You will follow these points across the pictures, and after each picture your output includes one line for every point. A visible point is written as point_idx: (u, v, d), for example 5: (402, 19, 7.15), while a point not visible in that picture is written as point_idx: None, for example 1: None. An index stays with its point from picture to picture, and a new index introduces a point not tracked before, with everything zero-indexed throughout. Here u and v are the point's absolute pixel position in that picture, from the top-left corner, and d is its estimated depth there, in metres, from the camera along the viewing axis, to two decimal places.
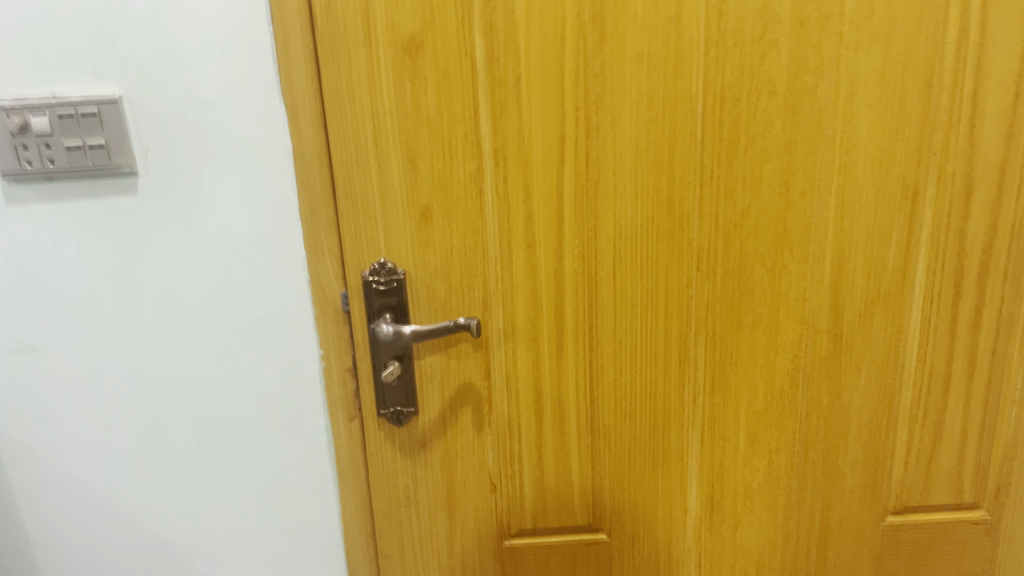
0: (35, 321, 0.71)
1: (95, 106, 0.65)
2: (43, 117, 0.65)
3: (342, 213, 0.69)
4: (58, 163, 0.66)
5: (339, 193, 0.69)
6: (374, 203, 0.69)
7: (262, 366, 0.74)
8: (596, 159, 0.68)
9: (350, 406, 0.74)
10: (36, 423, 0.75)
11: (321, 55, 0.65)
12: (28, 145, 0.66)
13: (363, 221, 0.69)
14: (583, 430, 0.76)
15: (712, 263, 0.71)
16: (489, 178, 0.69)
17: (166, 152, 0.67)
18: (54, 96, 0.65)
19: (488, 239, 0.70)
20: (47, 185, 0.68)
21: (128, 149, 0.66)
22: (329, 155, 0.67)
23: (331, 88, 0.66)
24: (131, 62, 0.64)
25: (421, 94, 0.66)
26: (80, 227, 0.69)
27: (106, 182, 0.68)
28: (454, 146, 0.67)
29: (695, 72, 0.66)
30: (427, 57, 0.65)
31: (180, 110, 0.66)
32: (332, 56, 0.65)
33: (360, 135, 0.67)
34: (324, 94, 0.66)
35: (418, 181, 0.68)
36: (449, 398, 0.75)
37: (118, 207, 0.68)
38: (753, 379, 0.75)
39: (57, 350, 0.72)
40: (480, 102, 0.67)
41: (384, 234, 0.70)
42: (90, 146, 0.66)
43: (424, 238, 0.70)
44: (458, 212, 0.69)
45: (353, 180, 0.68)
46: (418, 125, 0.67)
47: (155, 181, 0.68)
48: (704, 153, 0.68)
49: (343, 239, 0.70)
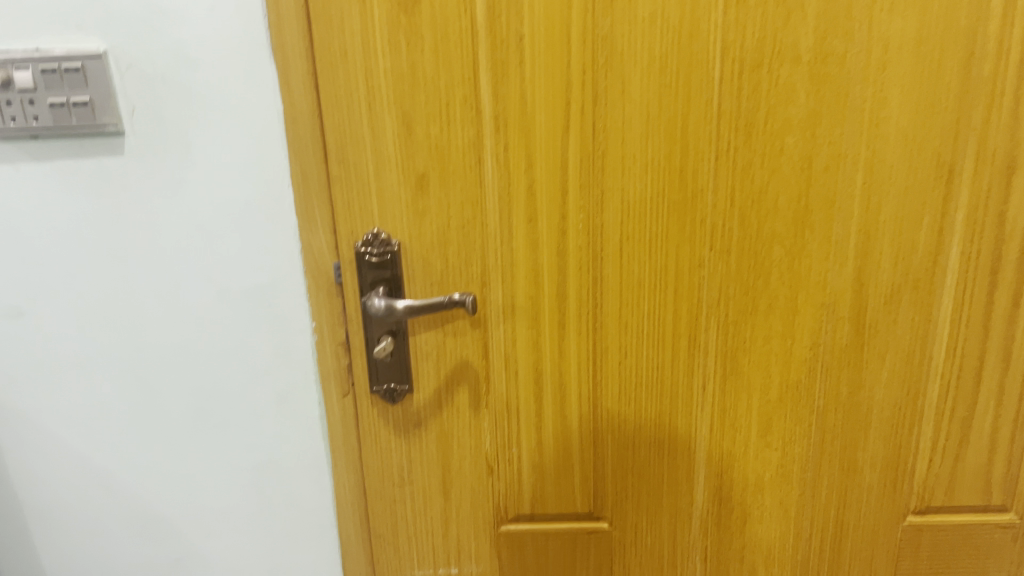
0: (23, 283, 0.70)
1: (79, 62, 0.62)
2: (26, 71, 0.62)
3: (334, 179, 0.66)
4: (42, 121, 0.64)
5: (331, 159, 0.65)
6: (368, 170, 0.65)
7: (253, 337, 0.72)
8: (603, 127, 0.64)
9: (344, 382, 0.72)
10: (24, 387, 0.74)
11: (313, 10, 0.61)
12: (11, 102, 0.64)
13: (356, 189, 0.66)
14: (586, 415, 0.72)
15: (728, 243, 0.67)
16: (489, 145, 0.65)
17: (154, 113, 0.65)
18: (38, 51, 0.62)
19: (487, 211, 0.66)
20: (34, 144, 0.66)
21: (114, 108, 0.64)
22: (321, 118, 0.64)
23: (323, 46, 0.62)
24: (115, 16, 0.62)
25: (417, 53, 0.62)
26: (68, 189, 0.67)
27: (93, 141, 0.66)
28: (452, 111, 0.63)
29: (713, 35, 0.61)
30: (424, 15, 0.61)
31: (166, 68, 0.63)
32: (324, 12, 0.61)
33: (353, 98, 0.63)
34: (316, 53, 0.62)
35: (413, 148, 0.64)
36: (445, 376, 0.71)
37: (106, 168, 0.67)
38: (761, 375, 0.71)
39: (45, 313, 0.71)
40: (480, 64, 0.62)
41: (377, 203, 0.66)
42: (75, 103, 0.64)
43: (420, 208, 0.66)
44: (455, 181, 0.66)
45: (345, 145, 0.65)
46: (414, 88, 0.63)
47: (143, 142, 0.66)
48: (721, 122, 0.64)
49: (336, 208, 0.67)
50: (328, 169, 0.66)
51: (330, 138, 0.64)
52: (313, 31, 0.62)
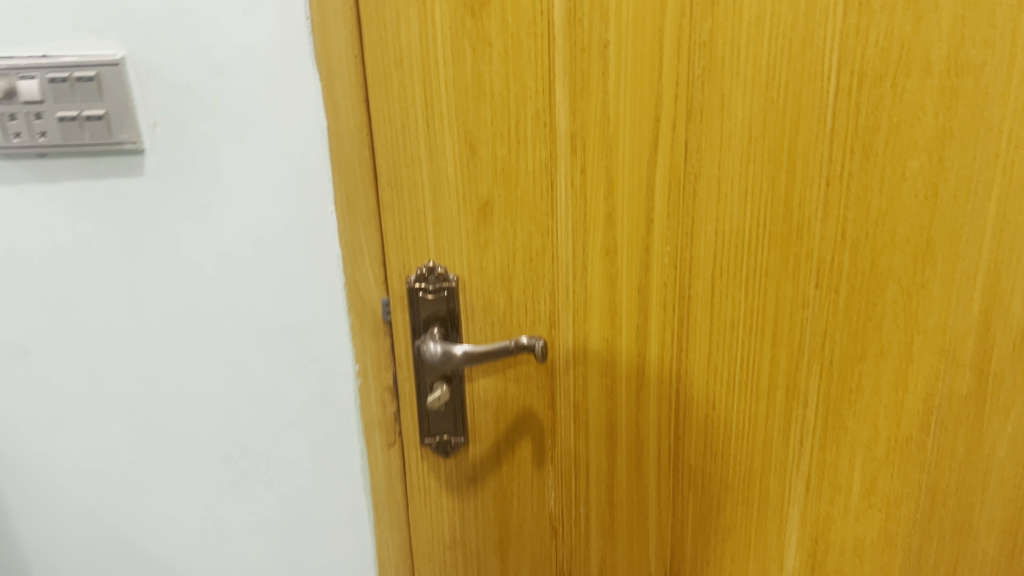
0: (30, 320, 0.62)
1: (93, 70, 0.54)
2: (32, 81, 0.54)
3: (385, 206, 0.57)
4: (50, 137, 0.56)
5: (382, 182, 0.57)
6: (423, 196, 0.57)
7: (287, 380, 0.64)
8: (697, 148, 0.55)
9: (390, 431, 0.64)
10: (31, 433, 0.66)
11: (364, 13, 0.52)
12: (15, 115, 0.55)
13: (409, 217, 0.58)
14: (664, 471, 0.64)
15: (836, 280, 0.58)
16: (563, 168, 0.56)
17: (178, 128, 0.56)
18: (45, 57, 0.54)
19: (558, 243, 0.58)
20: (41, 163, 0.58)
21: (133, 122, 0.56)
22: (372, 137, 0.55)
23: (375, 54, 0.53)
24: (133, 17, 0.53)
25: (484, 63, 0.53)
26: (79, 214, 0.59)
27: (108, 161, 0.57)
28: (522, 129, 0.55)
29: (829, 43, 0.52)
30: (493, 18, 0.52)
31: (193, 77, 0.54)
32: (376, 14, 0.52)
33: (408, 114, 0.54)
34: (367, 62, 0.53)
35: (477, 171, 0.56)
36: (505, 427, 0.63)
37: (123, 191, 0.58)
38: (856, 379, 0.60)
39: (54, 353, 0.63)
40: (556, 74, 0.53)
41: (433, 232, 0.58)
42: (88, 117, 0.55)
43: (483, 239, 0.58)
44: (523, 208, 0.57)
45: (399, 167, 0.56)
46: (479, 102, 0.54)
47: (166, 162, 0.57)
48: (834, 143, 0.54)
49: (386, 238, 0.58)
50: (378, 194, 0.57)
51: (382, 159, 0.56)
52: (364, 36, 0.53)
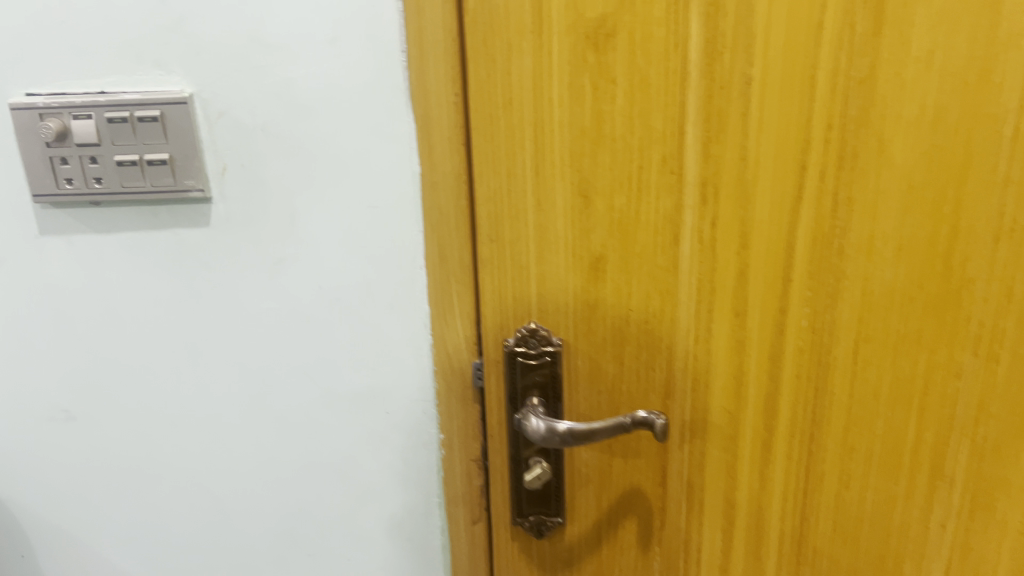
0: (77, 383, 0.56)
1: (157, 109, 0.48)
2: (88, 121, 0.48)
3: (482, 260, 0.50)
4: (105, 183, 0.49)
5: (481, 234, 0.50)
6: (527, 250, 0.50)
7: (362, 451, 0.57)
8: (847, 199, 0.46)
9: (474, 508, 0.57)
10: (77, 503, 0.60)
11: (471, 45, 0.45)
12: (66, 159, 0.49)
13: (511, 273, 0.50)
14: (787, 562, 0.55)
15: (1000, 348, 0.46)
16: (690, 220, 0.48)
17: (250, 173, 0.49)
18: (103, 94, 0.48)
19: (679, 304, 0.50)
20: (94, 211, 0.51)
21: (200, 167, 0.49)
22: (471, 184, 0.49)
23: (480, 92, 0.46)
24: (205, 49, 0.47)
25: (605, 102, 0.46)
26: (135, 268, 0.53)
27: (170, 209, 0.51)
28: (645, 177, 0.47)
29: (1012, 78, 0.41)
30: (620, 51, 0.45)
31: (270, 117, 0.48)
32: (484, 47, 0.45)
33: (515, 159, 0.48)
34: (471, 100, 0.47)
35: (591, 223, 0.49)
36: (608, 506, 0.56)
37: (185, 241, 0.52)
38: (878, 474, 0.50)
39: (103, 419, 0.57)
40: (689, 114, 0.46)
41: (536, 290, 0.51)
42: (149, 161, 0.49)
43: (592, 299, 0.50)
44: (641, 266, 0.49)
45: (501, 219, 0.49)
46: (597, 146, 0.47)
47: (234, 211, 0.50)
48: (1010, 190, 0.43)
49: (483, 295, 0.51)
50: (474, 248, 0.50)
51: (482, 209, 0.49)
52: (470, 72, 0.46)
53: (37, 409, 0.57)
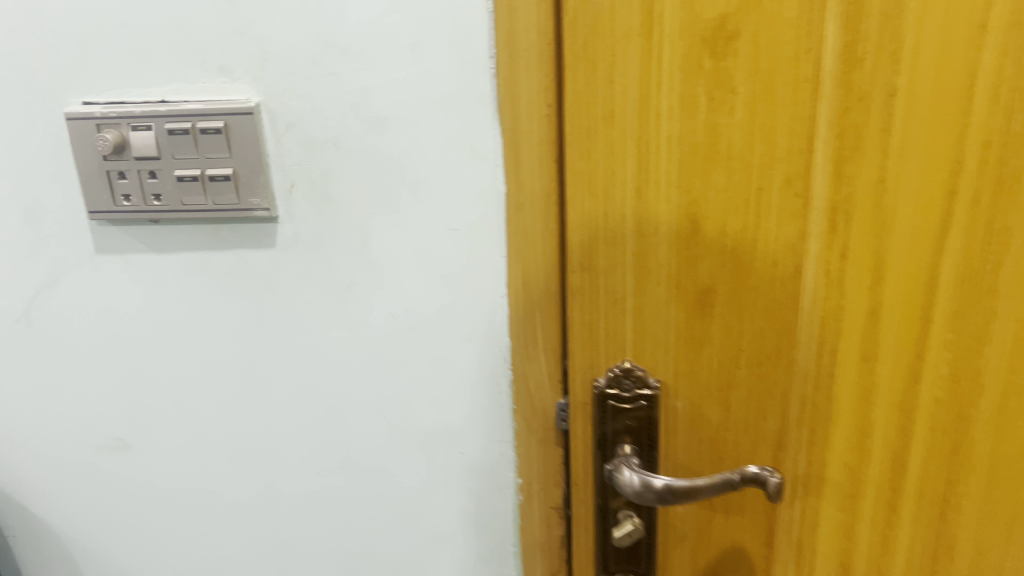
0: (131, 410, 0.52)
1: (221, 120, 0.43)
2: (147, 132, 0.44)
3: (572, 290, 0.45)
4: (164, 200, 0.45)
5: (572, 262, 0.44)
6: (624, 283, 0.44)
7: (432, 494, 0.52)
8: (1004, 229, 0.38)
9: (553, 560, 0.51)
10: (130, 535, 0.56)
11: (569, 50, 0.40)
12: (124, 173, 0.45)
13: (604, 306, 0.44)
14: None
15: None
16: (815, 251, 0.41)
17: (320, 191, 0.45)
18: (164, 103, 0.44)
19: (798, 344, 0.43)
20: (152, 230, 0.47)
21: (266, 184, 0.45)
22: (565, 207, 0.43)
23: (578, 103, 0.41)
24: (273, 54, 0.43)
25: (722, 115, 0.40)
26: (195, 291, 0.48)
27: (232, 229, 0.46)
28: (764, 201, 0.41)
29: None
30: (742, 55, 0.39)
31: (345, 129, 0.44)
32: (585, 52, 0.40)
33: (614, 179, 0.42)
34: (567, 112, 0.41)
35: (699, 252, 0.42)
36: (705, 566, 0.50)
37: (248, 263, 0.47)
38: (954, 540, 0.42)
39: (157, 450, 0.53)
40: (819, 129, 0.39)
41: (632, 325, 0.44)
42: (211, 177, 0.45)
43: (696, 338, 0.44)
44: (756, 301, 0.43)
45: (595, 246, 0.43)
46: (711, 164, 0.41)
47: (303, 231, 0.46)
48: None
49: (572, 330, 0.45)
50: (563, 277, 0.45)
51: (574, 234, 0.43)
52: (567, 81, 0.41)
53: (89, 438, 0.53)
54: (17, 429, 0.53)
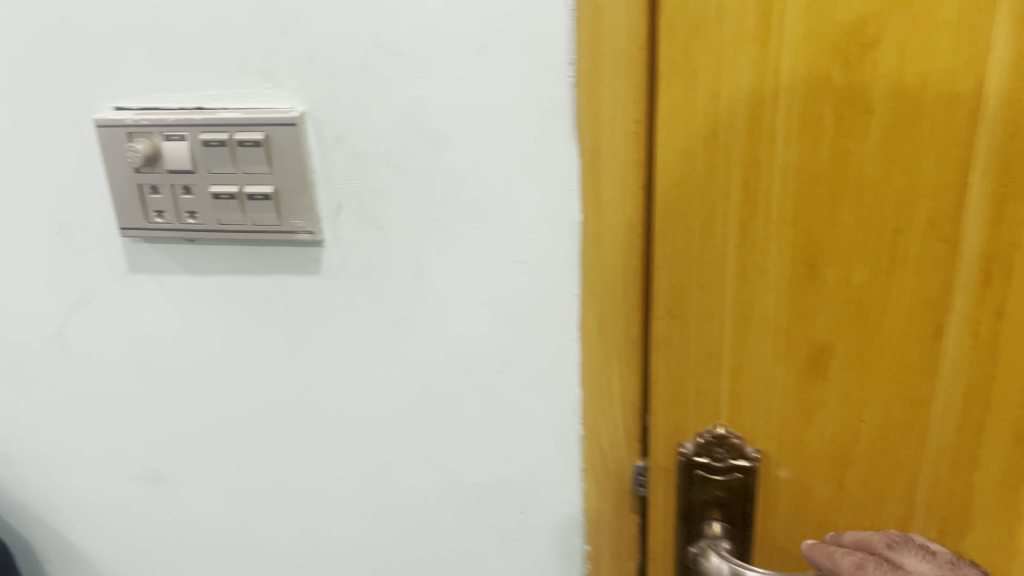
0: (167, 442, 0.48)
1: (261, 131, 0.38)
2: (181, 143, 0.39)
3: (656, 338, 0.38)
4: (200, 218, 0.41)
5: (658, 307, 0.37)
6: (721, 333, 0.37)
7: (488, 554, 0.46)
8: None
9: None
10: (169, 568, 0.52)
11: (665, 58, 0.33)
12: (156, 187, 0.41)
13: (695, 359, 0.37)
14: None
15: None
16: (961, 307, 0.33)
17: (371, 214, 0.40)
18: (200, 110, 0.39)
19: (932, 418, 0.35)
20: (188, 249, 0.42)
21: (311, 204, 0.39)
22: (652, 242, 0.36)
23: (674, 121, 0.34)
24: (319, 58, 0.37)
25: (853, 140, 0.32)
26: (233, 317, 0.44)
27: (274, 250, 0.41)
28: (901, 246, 0.33)
29: None
30: (882, 67, 0.31)
31: (398, 145, 0.38)
32: (684, 61, 0.33)
33: (714, 212, 0.35)
34: (660, 131, 0.34)
35: (814, 303, 0.35)
36: None
37: (290, 290, 0.42)
38: (918, 544, 0.35)
39: (194, 484, 0.49)
40: (978, 160, 0.31)
41: (729, 385, 0.37)
42: (250, 195, 0.39)
43: (808, 404, 0.37)
44: (883, 365, 0.35)
45: (687, 289, 0.36)
46: (834, 200, 0.33)
47: (351, 257, 0.41)
48: None
49: (655, 384, 0.39)
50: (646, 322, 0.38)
51: (661, 275, 0.37)
52: (661, 94, 0.34)
53: (124, 466, 0.49)
54: (57, 451, 0.50)
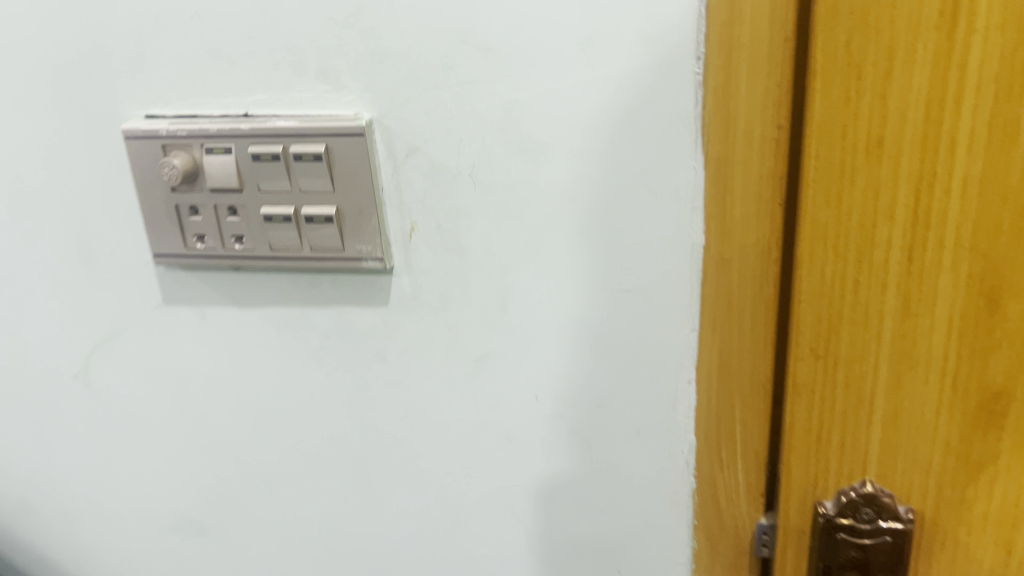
0: (209, 490, 0.43)
1: (323, 143, 0.32)
2: (226, 158, 0.33)
3: (795, 382, 0.31)
4: (248, 244, 0.35)
5: (800, 346, 0.30)
6: (875, 376, 0.30)
7: None
8: None
9: None
10: None
11: (822, 51, 0.27)
12: (196, 208, 0.35)
13: (841, 406, 0.31)
14: None
15: None
16: None
17: (449, 237, 0.34)
18: (247, 118, 0.33)
19: None
20: (233, 277, 0.37)
21: (380, 227, 0.34)
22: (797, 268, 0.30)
23: (829, 125, 0.27)
24: (390, 56, 0.31)
25: None
26: (285, 353, 0.38)
27: (335, 280, 0.36)
28: None
29: None
30: None
31: (484, 158, 0.32)
32: (847, 55, 0.27)
33: (874, 236, 0.28)
34: (812, 139, 0.28)
35: (996, 342, 0.28)
36: None
37: (353, 323, 0.37)
38: None
39: (239, 536, 0.43)
40: None
41: (880, 435, 0.31)
42: (308, 219, 0.34)
43: (979, 461, 0.30)
44: None
45: (836, 325, 0.30)
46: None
47: (425, 286, 0.35)
48: None
49: (791, 431, 0.32)
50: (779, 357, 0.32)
51: (806, 309, 0.30)
52: (816, 94, 0.27)
53: (161, 516, 0.44)
54: (83, 499, 0.45)
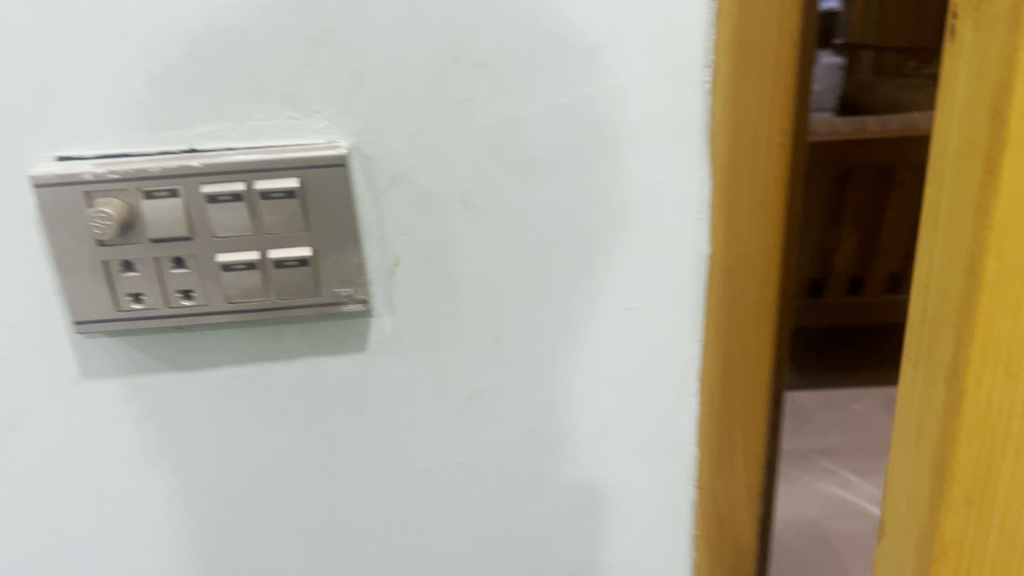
0: None
1: (296, 176, 0.28)
2: (173, 201, 0.28)
3: (942, 428, 0.29)
4: (199, 298, 0.30)
5: (940, 390, 0.29)
6: (1008, 430, 0.28)
7: None
8: None
9: None
10: None
11: (960, 109, 0.25)
12: (133, 263, 0.29)
13: (976, 459, 0.29)
14: None
15: None
16: None
17: (436, 270, 0.31)
18: (195, 154, 0.28)
19: None
20: (176, 339, 0.31)
21: (360, 266, 0.30)
22: (919, 313, 0.30)
23: (971, 174, 0.25)
24: (370, 76, 0.28)
25: None
26: (240, 419, 0.33)
27: (303, 329, 0.31)
28: None
29: None
30: None
31: (478, 181, 0.29)
32: (991, 100, 0.24)
33: (1008, 294, 0.26)
34: (951, 191, 0.26)
35: None
36: None
37: (324, 376, 0.32)
38: None
39: None
40: None
41: (1005, 486, 0.29)
42: (278, 262, 0.29)
43: None
44: None
45: (985, 386, 0.27)
46: None
47: (407, 325, 0.32)
48: None
49: (944, 481, 0.30)
50: (906, 400, 0.32)
51: (944, 359, 0.29)
52: (958, 157, 0.26)
53: None
54: None
